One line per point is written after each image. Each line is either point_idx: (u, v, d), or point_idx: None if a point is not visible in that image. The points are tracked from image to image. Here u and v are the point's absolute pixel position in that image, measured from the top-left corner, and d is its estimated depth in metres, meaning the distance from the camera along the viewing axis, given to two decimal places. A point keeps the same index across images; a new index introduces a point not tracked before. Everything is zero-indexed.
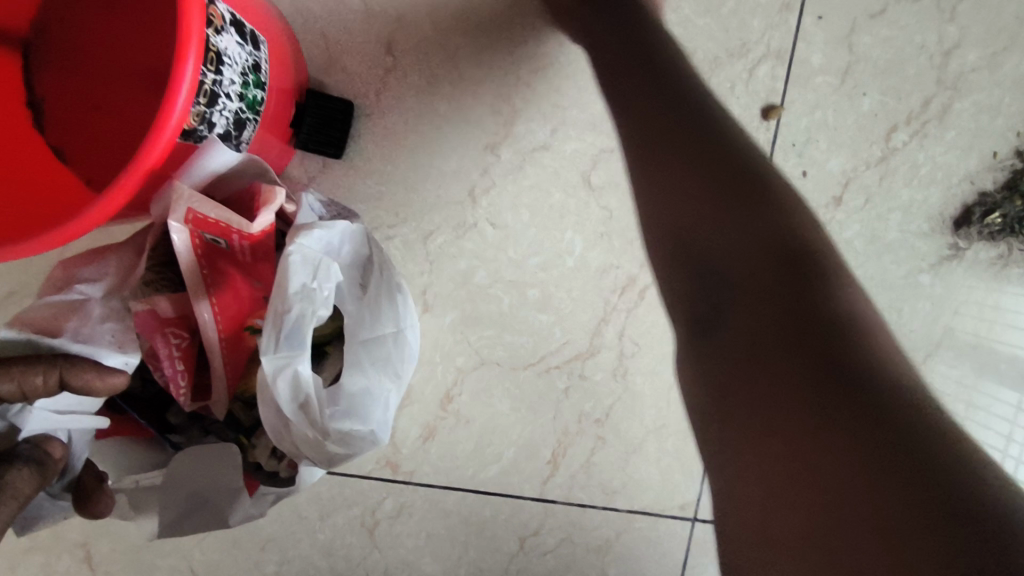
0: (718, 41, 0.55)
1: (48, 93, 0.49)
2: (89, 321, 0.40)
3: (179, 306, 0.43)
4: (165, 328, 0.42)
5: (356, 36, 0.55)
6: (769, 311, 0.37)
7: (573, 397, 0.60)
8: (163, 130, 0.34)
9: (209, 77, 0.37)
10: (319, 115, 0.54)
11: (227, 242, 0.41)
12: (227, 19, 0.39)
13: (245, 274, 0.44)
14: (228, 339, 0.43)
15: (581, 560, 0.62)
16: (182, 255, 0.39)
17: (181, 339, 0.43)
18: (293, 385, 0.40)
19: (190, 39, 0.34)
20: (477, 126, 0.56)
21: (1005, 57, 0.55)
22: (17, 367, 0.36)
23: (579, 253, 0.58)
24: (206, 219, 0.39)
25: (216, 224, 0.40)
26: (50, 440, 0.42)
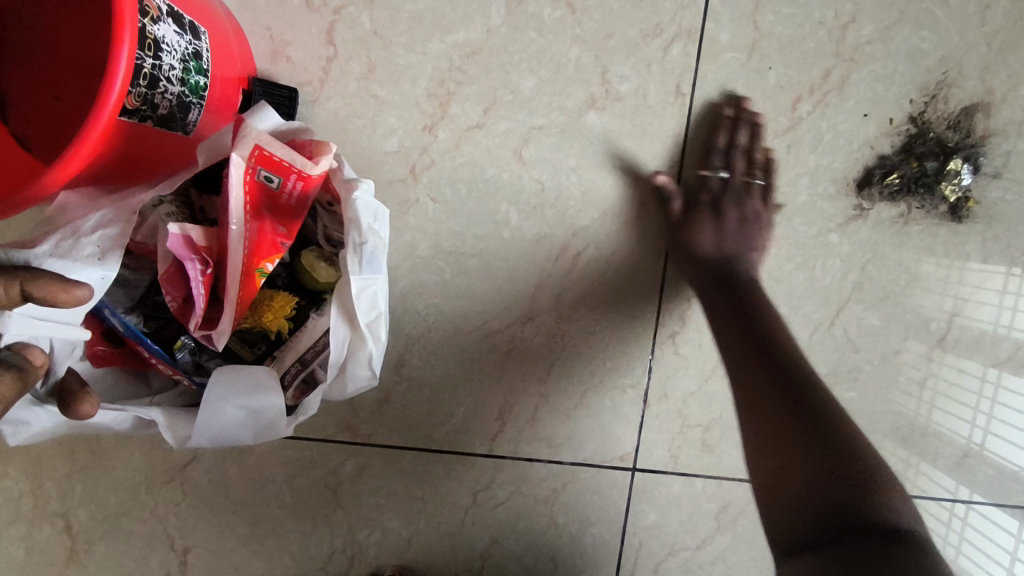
0: (633, 23, 0.60)
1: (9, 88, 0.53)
2: (76, 235, 0.43)
3: (208, 238, 0.47)
4: (196, 254, 0.46)
5: (299, 26, 0.59)
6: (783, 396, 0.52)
7: (516, 358, 0.65)
8: (106, 110, 0.39)
9: (148, 62, 0.42)
10: (267, 100, 0.58)
11: (279, 182, 0.47)
12: (163, 10, 0.43)
13: (272, 218, 0.48)
14: (246, 271, 0.47)
15: (531, 509, 0.67)
16: (235, 177, 0.45)
17: (205, 265, 0.47)
18: (370, 302, 0.48)
19: (124, 26, 0.38)
20: (415, 109, 0.60)
21: (896, 30, 0.61)
22: None
23: (516, 225, 0.62)
24: (271, 156, 0.46)
25: (280, 163, 0.46)
26: (28, 347, 0.43)
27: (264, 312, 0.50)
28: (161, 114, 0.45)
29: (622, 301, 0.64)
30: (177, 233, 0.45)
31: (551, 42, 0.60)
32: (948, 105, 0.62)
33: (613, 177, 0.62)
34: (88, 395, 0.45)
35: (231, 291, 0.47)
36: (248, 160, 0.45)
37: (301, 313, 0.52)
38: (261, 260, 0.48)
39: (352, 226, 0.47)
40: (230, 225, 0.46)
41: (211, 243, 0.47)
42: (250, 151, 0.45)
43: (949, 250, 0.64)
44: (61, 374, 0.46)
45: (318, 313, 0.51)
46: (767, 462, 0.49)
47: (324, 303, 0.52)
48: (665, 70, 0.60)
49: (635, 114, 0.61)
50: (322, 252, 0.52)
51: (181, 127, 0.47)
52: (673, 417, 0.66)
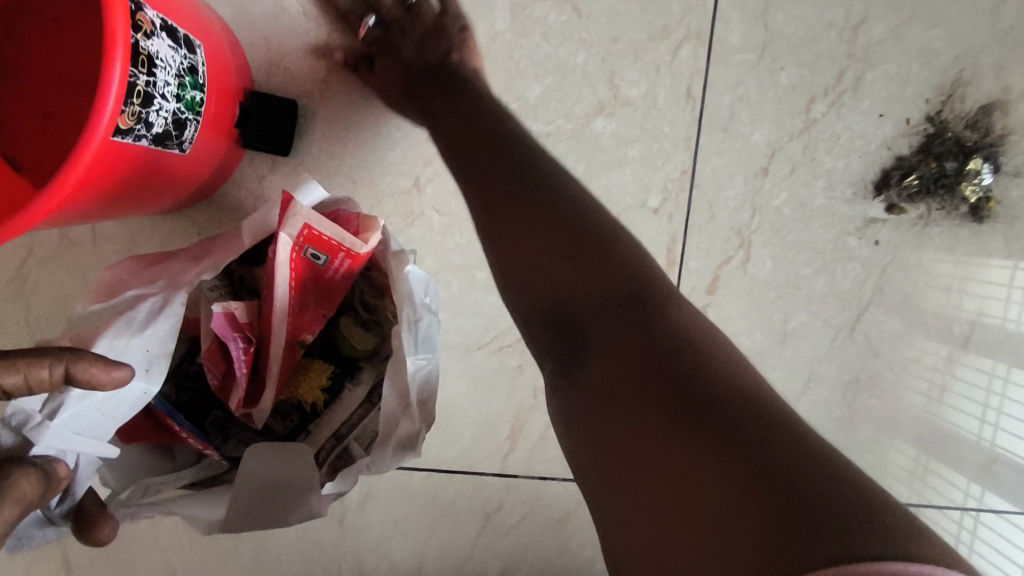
0: (640, 26, 0.58)
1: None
2: (126, 331, 0.40)
3: (250, 313, 0.46)
4: (238, 331, 0.45)
5: (297, 37, 0.57)
6: (644, 369, 0.39)
7: (526, 374, 0.62)
8: (98, 129, 0.37)
9: (142, 79, 0.40)
10: (264, 114, 0.55)
11: (326, 260, 0.45)
12: (157, 24, 0.41)
13: (316, 292, 0.47)
14: (288, 348, 0.47)
15: (545, 530, 0.65)
16: (282, 262, 0.43)
17: (246, 343, 0.46)
18: (422, 380, 0.45)
19: (116, 42, 0.36)
20: (417, 117, 0.58)
21: (910, 28, 0.59)
22: (23, 358, 0.35)
23: None
24: (319, 236, 0.43)
25: (327, 243, 0.43)
26: (57, 459, 0.38)
27: (300, 384, 0.49)
28: (155, 132, 0.43)
29: None
30: (220, 312, 0.44)
31: (555, 47, 0.58)
32: (965, 103, 0.60)
33: (623, 185, 0.60)
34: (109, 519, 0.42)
35: (272, 369, 0.46)
36: (297, 239, 0.43)
37: (337, 383, 0.50)
38: (302, 331, 0.47)
39: (406, 302, 0.44)
40: (274, 303, 0.44)
41: (252, 319, 0.46)
42: (299, 230, 0.42)
43: (970, 252, 0.62)
44: (80, 496, 0.42)
45: (354, 383, 0.50)
46: (635, 463, 0.36)
47: (360, 371, 0.51)
48: (675, 73, 0.59)
49: (644, 120, 0.59)
50: (361, 319, 0.50)
51: (176, 145, 0.45)
52: None
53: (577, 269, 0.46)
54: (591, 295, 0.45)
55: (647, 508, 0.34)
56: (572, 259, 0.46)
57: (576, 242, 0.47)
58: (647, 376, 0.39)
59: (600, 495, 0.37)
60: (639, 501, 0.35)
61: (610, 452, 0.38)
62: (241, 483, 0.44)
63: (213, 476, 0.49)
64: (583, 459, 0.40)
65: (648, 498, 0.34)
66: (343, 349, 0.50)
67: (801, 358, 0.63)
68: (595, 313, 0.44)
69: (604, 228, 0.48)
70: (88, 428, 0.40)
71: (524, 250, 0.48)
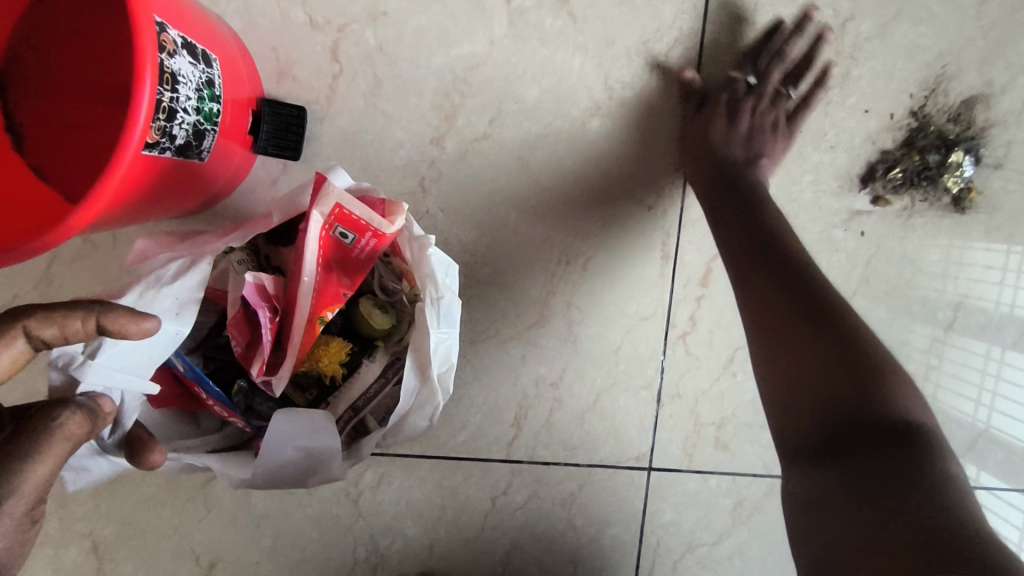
0: (635, 30, 0.60)
1: (26, 118, 0.54)
2: (157, 283, 0.44)
3: (278, 285, 0.49)
4: (265, 301, 0.48)
5: (305, 46, 0.60)
6: (853, 401, 0.47)
7: (529, 364, 0.65)
8: (129, 146, 0.39)
9: (166, 95, 0.42)
10: (275, 121, 0.58)
11: (354, 239, 0.48)
12: (178, 42, 0.44)
13: (341, 270, 0.49)
14: (310, 322, 0.48)
15: (549, 512, 0.68)
16: (311, 233, 0.46)
17: (273, 312, 0.49)
18: (443, 356, 0.49)
19: (145, 65, 0.39)
20: (422, 122, 0.61)
21: (894, 27, 0.61)
22: (57, 311, 0.37)
23: (524, 232, 0.63)
24: (348, 215, 0.46)
25: (356, 221, 0.47)
26: (101, 395, 0.41)
27: (320, 357, 0.52)
28: (178, 144, 0.45)
29: (632, 304, 0.65)
30: (252, 281, 0.47)
31: (553, 52, 0.61)
32: (948, 98, 0.62)
33: (619, 183, 0.63)
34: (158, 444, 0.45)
35: (293, 339, 0.48)
36: (328, 217, 0.46)
37: (354, 359, 0.53)
38: (321, 309, 0.48)
39: (429, 282, 0.48)
40: (303, 275, 0.47)
41: (279, 292, 0.49)
42: (330, 209, 0.46)
43: (953, 241, 0.65)
44: (128, 428, 0.46)
45: (371, 360, 0.53)
46: (851, 471, 0.44)
47: (376, 350, 0.53)
48: (667, 75, 0.61)
49: (639, 120, 0.62)
50: (379, 300, 0.53)
51: (196, 155, 0.48)
52: (686, 416, 0.67)
53: (765, 307, 0.53)
54: (830, 368, 0.49)
55: (853, 535, 0.41)
56: (799, 316, 0.51)
57: (789, 301, 0.52)
58: (844, 405, 0.47)
59: (812, 522, 0.46)
60: (844, 513, 0.43)
61: (834, 486, 0.45)
62: (266, 457, 0.47)
63: (232, 443, 0.53)
64: (807, 483, 0.48)
65: (845, 526, 0.43)
66: (361, 327, 0.52)
67: None
68: (812, 383, 0.49)
69: (816, 278, 0.53)
70: (129, 367, 0.44)
71: (757, 310, 0.53)
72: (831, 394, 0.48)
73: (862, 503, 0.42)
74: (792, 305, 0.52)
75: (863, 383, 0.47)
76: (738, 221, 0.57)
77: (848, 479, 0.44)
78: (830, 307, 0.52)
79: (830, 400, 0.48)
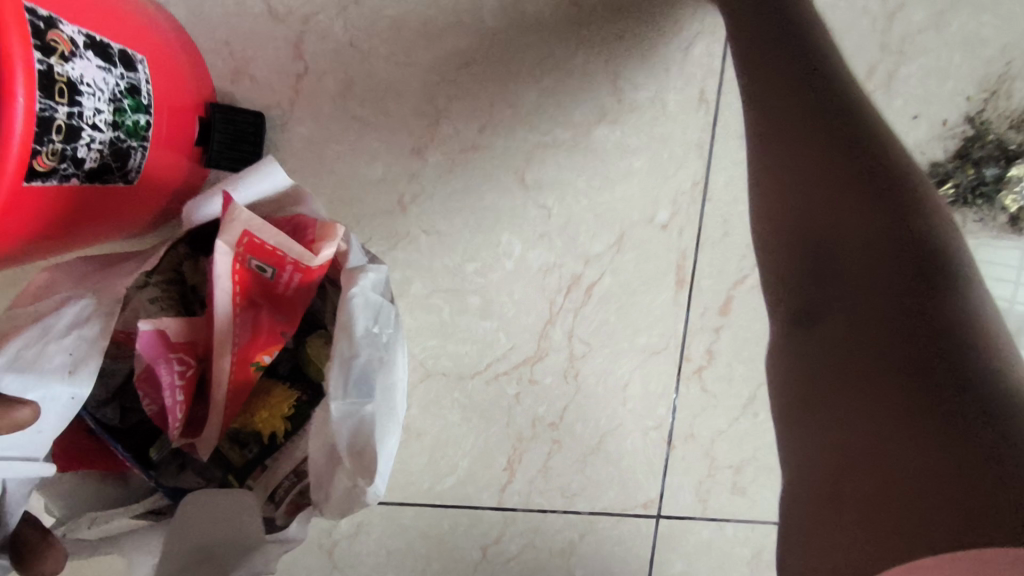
0: (648, 22, 0.52)
1: None
2: (43, 337, 0.34)
3: (190, 331, 0.39)
4: (173, 352, 0.38)
5: (263, 39, 0.51)
6: (887, 274, 0.35)
7: (525, 402, 0.58)
8: (3, 182, 0.31)
9: (62, 110, 0.34)
10: (229, 129, 0.50)
11: (274, 272, 0.38)
12: (79, 42, 0.35)
13: (273, 308, 0.40)
14: (238, 375, 0.39)
15: (546, 564, 0.61)
16: (220, 274, 0.36)
17: (184, 366, 0.39)
18: (356, 433, 0.37)
19: (16, 80, 0.31)
20: (400, 128, 0.53)
21: (951, 18, 0.52)
22: None
23: (519, 254, 0.55)
24: (260, 245, 0.37)
25: (270, 253, 0.37)
26: None
27: (259, 411, 0.42)
28: (89, 168, 0.37)
29: (641, 335, 0.57)
30: (149, 329, 0.37)
31: (553, 47, 0.52)
32: (1010, 102, 0.54)
33: (628, 198, 0.55)
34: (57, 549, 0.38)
35: (215, 398, 0.39)
36: (236, 249, 0.37)
37: (302, 413, 0.43)
38: (256, 353, 0.39)
39: (343, 332, 0.36)
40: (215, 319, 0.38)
41: (193, 339, 0.39)
42: (237, 238, 0.36)
43: (1010, 265, 0.57)
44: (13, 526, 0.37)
45: None
46: (849, 396, 0.34)
47: None
48: (685, 74, 0.53)
49: (652, 125, 0.54)
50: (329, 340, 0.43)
51: (118, 177, 0.40)
52: (701, 459, 0.60)
53: (870, 224, 0.37)
54: (851, 196, 0.38)
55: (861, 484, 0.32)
56: (870, 184, 0.38)
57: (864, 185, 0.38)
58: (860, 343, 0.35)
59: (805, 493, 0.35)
60: (833, 491, 0.33)
61: (811, 409, 0.36)
62: (176, 542, 0.37)
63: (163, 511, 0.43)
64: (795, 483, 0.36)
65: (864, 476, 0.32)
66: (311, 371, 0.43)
67: None
68: (837, 238, 0.38)
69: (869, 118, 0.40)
70: (12, 449, 0.34)
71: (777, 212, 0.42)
72: (868, 237, 0.37)
73: (948, 434, 0.30)
74: (850, 165, 0.38)
75: (931, 249, 0.35)
76: (780, 64, 0.42)
77: (942, 439, 0.30)
78: (916, 186, 0.38)
79: (862, 242, 0.37)
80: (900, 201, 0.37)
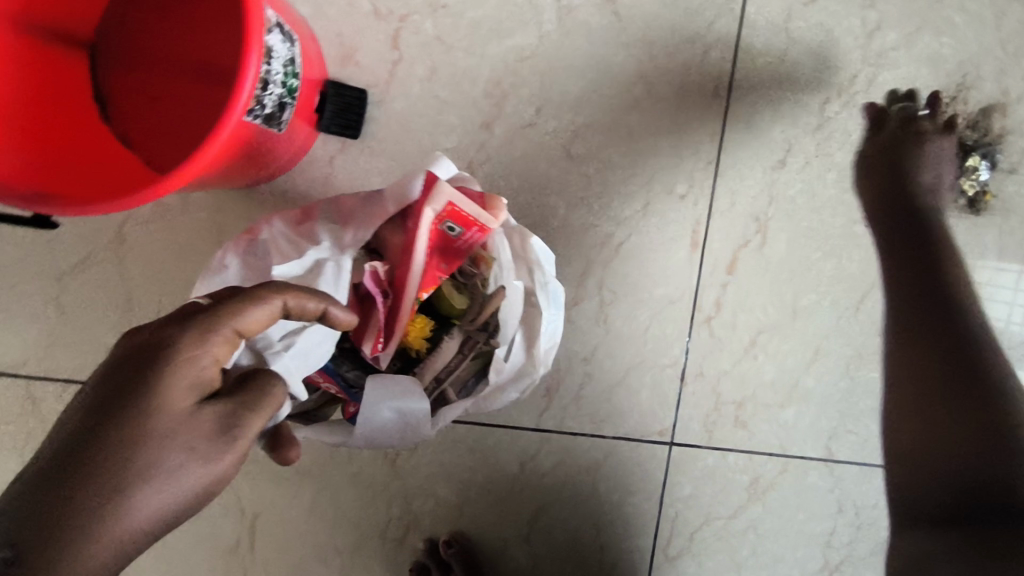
0: (675, 31, 0.65)
1: (108, 87, 0.58)
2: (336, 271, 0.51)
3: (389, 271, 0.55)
4: (381, 287, 0.54)
5: (368, 33, 0.64)
6: (943, 431, 0.59)
7: (562, 339, 0.70)
8: (235, 110, 0.44)
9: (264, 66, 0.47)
10: (338, 101, 0.63)
11: (460, 232, 0.54)
12: (273, 21, 0.48)
13: (444, 258, 0.55)
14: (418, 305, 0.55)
15: (575, 480, 0.73)
16: (425, 229, 0.52)
17: (386, 296, 0.55)
18: (549, 336, 0.58)
19: (253, 39, 0.43)
20: (473, 108, 0.66)
21: (918, 37, 0.65)
22: (242, 304, 0.40)
23: (563, 215, 0.67)
24: (459, 211, 0.52)
25: (464, 217, 0.53)
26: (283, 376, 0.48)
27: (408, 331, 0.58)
28: (266, 112, 0.50)
29: (662, 287, 0.69)
30: (370, 270, 0.54)
31: (598, 49, 0.65)
32: (966, 105, 0.66)
33: (655, 172, 0.67)
34: (294, 443, 0.48)
35: (400, 318, 0.54)
36: (440, 213, 0.52)
37: (436, 335, 0.59)
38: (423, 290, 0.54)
39: (537, 269, 0.57)
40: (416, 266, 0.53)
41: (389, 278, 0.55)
42: (443, 206, 0.52)
43: (970, 240, 0.68)
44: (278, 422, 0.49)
45: (450, 336, 0.58)
46: (942, 457, 0.59)
47: (454, 327, 0.59)
48: (703, 73, 0.65)
49: (676, 114, 0.66)
50: (457, 282, 0.59)
51: (277, 124, 0.52)
52: (708, 395, 0.71)
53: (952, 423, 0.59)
54: (968, 403, 0.59)
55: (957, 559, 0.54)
56: (957, 384, 0.60)
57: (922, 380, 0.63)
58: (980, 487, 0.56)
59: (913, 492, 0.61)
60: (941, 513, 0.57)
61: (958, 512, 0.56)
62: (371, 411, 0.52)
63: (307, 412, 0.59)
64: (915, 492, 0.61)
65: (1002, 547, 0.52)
66: (442, 306, 0.59)
67: (810, 333, 0.70)
68: (931, 456, 0.60)
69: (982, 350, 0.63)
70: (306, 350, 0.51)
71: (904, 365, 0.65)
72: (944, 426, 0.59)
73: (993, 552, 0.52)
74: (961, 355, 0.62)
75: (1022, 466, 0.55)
76: (888, 233, 0.67)
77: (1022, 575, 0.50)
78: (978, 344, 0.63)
79: (943, 419, 0.60)
80: (987, 419, 0.58)
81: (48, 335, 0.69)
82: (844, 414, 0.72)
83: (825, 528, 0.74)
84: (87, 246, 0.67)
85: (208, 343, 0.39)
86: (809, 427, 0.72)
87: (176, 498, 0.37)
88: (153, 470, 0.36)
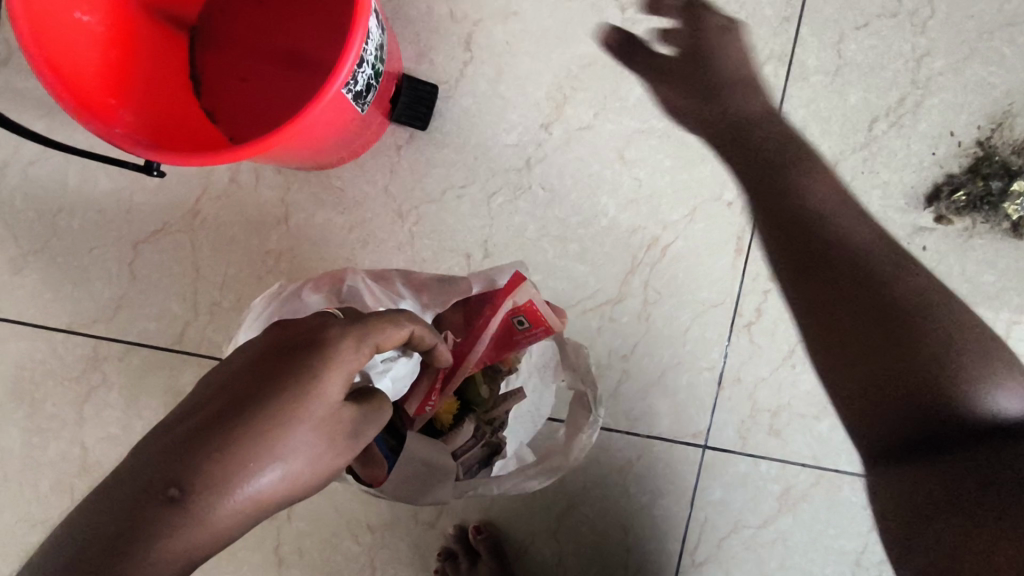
0: (731, 46, 0.68)
1: (203, 64, 0.63)
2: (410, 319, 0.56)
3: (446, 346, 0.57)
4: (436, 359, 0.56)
5: (442, 33, 0.69)
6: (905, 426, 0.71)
7: (604, 335, 0.72)
8: (336, 81, 0.48)
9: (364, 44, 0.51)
10: (412, 95, 0.67)
11: (526, 327, 0.55)
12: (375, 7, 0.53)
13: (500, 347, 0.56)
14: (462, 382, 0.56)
15: (606, 478, 0.74)
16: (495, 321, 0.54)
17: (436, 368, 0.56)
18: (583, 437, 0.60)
19: (360, 17, 0.48)
20: (535, 108, 0.69)
21: (967, 64, 0.68)
22: (398, 323, 0.45)
23: (613, 214, 0.70)
24: (535, 311, 0.54)
25: (537, 318, 0.55)
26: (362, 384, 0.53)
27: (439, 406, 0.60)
28: (356, 89, 0.54)
29: (704, 290, 0.71)
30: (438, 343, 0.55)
31: (657, 58, 0.69)
32: (1013, 133, 0.68)
33: (704, 179, 0.70)
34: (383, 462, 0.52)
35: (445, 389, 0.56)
36: (517, 308, 0.54)
37: (460, 416, 0.61)
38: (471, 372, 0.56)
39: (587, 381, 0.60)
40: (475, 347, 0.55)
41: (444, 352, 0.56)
42: (524, 302, 0.54)
43: (1010, 264, 0.70)
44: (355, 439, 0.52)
45: (470, 421, 0.61)
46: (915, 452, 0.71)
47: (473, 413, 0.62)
48: (756, 88, 0.69)
49: (727, 124, 0.69)
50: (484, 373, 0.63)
51: (360, 103, 0.57)
52: (744, 401, 0.72)
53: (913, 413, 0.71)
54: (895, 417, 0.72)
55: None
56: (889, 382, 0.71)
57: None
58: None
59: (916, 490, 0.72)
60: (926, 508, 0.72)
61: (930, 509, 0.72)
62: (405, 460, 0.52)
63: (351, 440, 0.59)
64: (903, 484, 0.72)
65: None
66: (467, 391, 0.62)
67: (848, 346, 0.71)
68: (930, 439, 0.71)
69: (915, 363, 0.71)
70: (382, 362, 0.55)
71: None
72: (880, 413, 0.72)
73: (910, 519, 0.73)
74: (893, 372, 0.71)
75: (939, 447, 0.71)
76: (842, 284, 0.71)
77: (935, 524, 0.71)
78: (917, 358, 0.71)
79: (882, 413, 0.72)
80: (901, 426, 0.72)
81: (118, 296, 0.73)
82: (879, 430, 0.72)
83: (854, 546, 0.74)
84: (166, 215, 0.72)
85: (353, 359, 0.41)
86: (843, 440, 0.72)
87: (293, 486, 0.39)
88: (292, 456, 0.38)
